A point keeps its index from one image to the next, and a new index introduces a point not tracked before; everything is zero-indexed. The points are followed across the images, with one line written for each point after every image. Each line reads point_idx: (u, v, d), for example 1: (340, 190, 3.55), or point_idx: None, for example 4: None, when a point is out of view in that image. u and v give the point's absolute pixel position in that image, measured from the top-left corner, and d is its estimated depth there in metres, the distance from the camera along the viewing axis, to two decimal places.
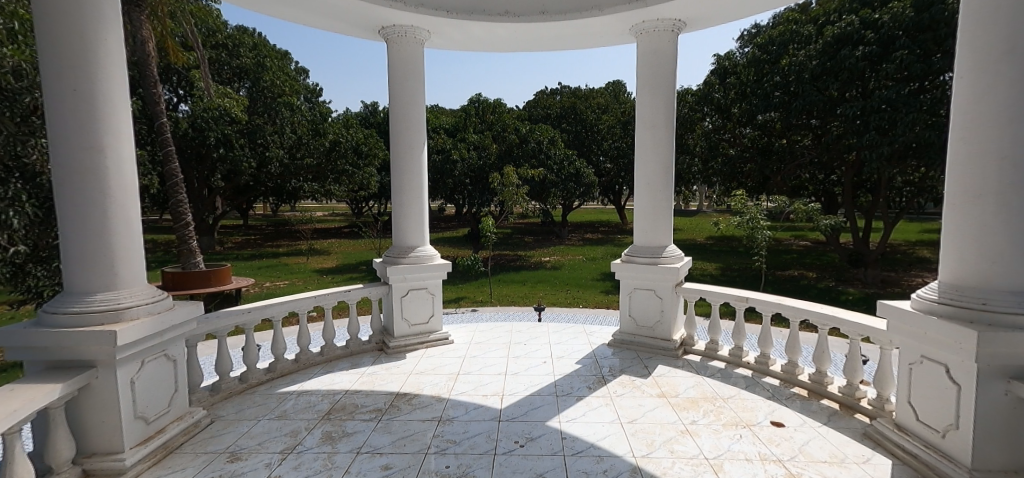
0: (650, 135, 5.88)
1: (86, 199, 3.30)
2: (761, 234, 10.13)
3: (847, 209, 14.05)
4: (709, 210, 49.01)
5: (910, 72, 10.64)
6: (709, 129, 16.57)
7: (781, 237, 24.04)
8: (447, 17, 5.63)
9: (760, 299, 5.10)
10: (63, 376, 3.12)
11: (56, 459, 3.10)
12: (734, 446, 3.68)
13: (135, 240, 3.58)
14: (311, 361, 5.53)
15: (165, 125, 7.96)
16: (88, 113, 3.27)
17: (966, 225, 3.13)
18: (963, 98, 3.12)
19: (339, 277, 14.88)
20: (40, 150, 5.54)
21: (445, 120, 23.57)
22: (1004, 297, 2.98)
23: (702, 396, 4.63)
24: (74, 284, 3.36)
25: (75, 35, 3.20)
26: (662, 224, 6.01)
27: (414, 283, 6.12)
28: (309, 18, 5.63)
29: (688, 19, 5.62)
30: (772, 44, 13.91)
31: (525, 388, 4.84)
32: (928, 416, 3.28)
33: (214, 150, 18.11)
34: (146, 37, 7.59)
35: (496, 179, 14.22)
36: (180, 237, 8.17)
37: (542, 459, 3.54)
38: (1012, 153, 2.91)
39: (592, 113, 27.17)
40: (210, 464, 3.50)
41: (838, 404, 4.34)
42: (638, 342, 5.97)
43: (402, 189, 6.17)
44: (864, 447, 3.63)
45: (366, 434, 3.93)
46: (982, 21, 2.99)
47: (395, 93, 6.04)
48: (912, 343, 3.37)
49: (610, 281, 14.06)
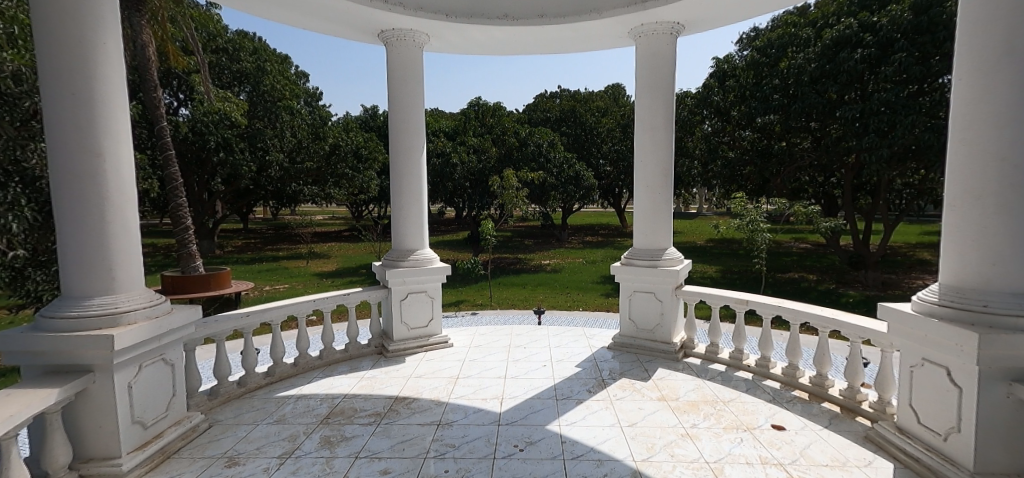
0: (650, 137, 5.88)
1: (84, 203, 3.30)
2: (761, 236, 10.13)
3: (846, 211, 14.04)
4: (709, 213, 49.15)
5: (909, 75, 10.66)
6: (708, 132, 16.59)
7: (781, 239, 24.06)
8: (446, 20, 5.63)
9: (760, 302, 5.08)
10: (61, 380, 3.10)
11: (54, 464, 3.08)
12: (735, 449, 3.66)
13: (133, 245, 3.57)
14: (310, 365, 5.51)
15: (166, 129, 7.96)
16: (87, 117, 3.26)
17: (966, 226, 3.12)
18: (961, 100, 3.12)
19: (339, 281, 14.87)
20: (39, 155, 5.60)
21: (445, 123, 23.63)
22: (1004, 298, 2.97)
23: (703, 399, 4.61)
24: (72, 288, 3.35)
25: (76, 40, 3.21)
26: (662, 226, 6.00)
27: (414, 286, 6.10)
28: (309, 22, 5.64)
29: (687, 21, 5.64)
30: (772, 47, 13.93)
31: (525, 391, 4.83)
32: (930, 419, 3.26)
33: (215, 154, 18.14)
34: (147, 41, 7.61)
35: (496, 182, 14.20)
36: (179, 240, 8.15)
37: (541, 463, 3.52)
38: (1011, 155, 2.91)
39: (592, 116, 27.24)
40: (209, 468, 3.49)
41: (839, 407, 4.32)
42: (639, 345, 5.95)
43: (401, 192, 6.16)
44: (865, 450, 3.61)
45: (365, 438, 3.92)
46: (982, 24, 2.98)
47: (395, 96, 6.03)
48: (912, 345, 3.36)
49: (610, 284, 14.04)
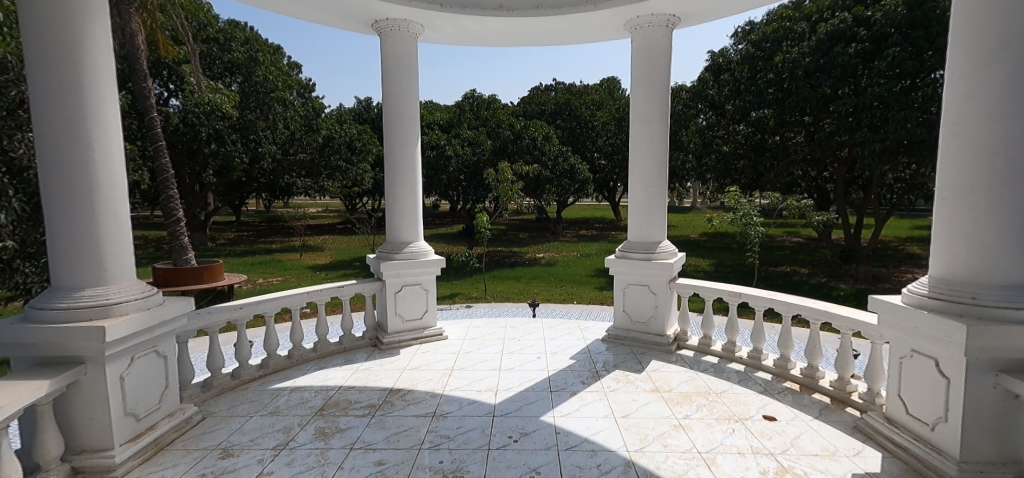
0: (646, 130, 5.87)
1: (75, 193, 3.26)
2: (755, 230, 10.14)
3: (839, 206, 14.13)
4: (705, 206, 49.36)
5: (903, 70, 10.69)
6: (703, 126, 16.63)
7: (775, 232, 24.24)
8: (440, 10, 5.55)
9: (753, 294, 5.11)
10: (50, 373, 3.07)
11: (45, 457, 3.07)
12: (727, 440, 3.70)
13: (125, 235, 3.53)
14: (304, 357, 5.49)
15: (157, 120, 7.83)
16: (77, 105, 3.22)
17: (956, 220, 3.15)
18: (953, 95, 3.14)
19: (334, 273, 14.83)
20: (25, 145, 5.38)
21: (440, 116, 23.40)
22: (993, 291, 3.01)
23: (695, 391, 4.64)
24: (61, 280, 3.32)
25: (63, 27, 3.15)
26: (657, 219, 6.02)
27: (409, 279, 6.10)
28: (301, 10, 5.56)
29: (683, 14, 5.62)
30: (767, 41, 13.88)
31: (519, 383, 4.85)
32: (918, 409, 3.31)
33: (206, 145, 17.98)
34: (136, 30, 7.47)
35: (492, 175, 14.09)
36: (171, 233, 8.04)
37: (536, 453, 3.54)
38: (1002, 149, 2.93)
39: (587, 109, 27.16)
40: (202, 461, 3.47)
41: (830, 398, 4.37)
42: (633, 337, 5.98)
43: (396, 183, 6.12)
44: (855, 441, 3.65)
45: (360, 430, 3.91)
46: (977, 18, 2.99)
47: (388, 86, 5.99)
48: (902, 336, 3.39)
49: (605, 277, 14.11)
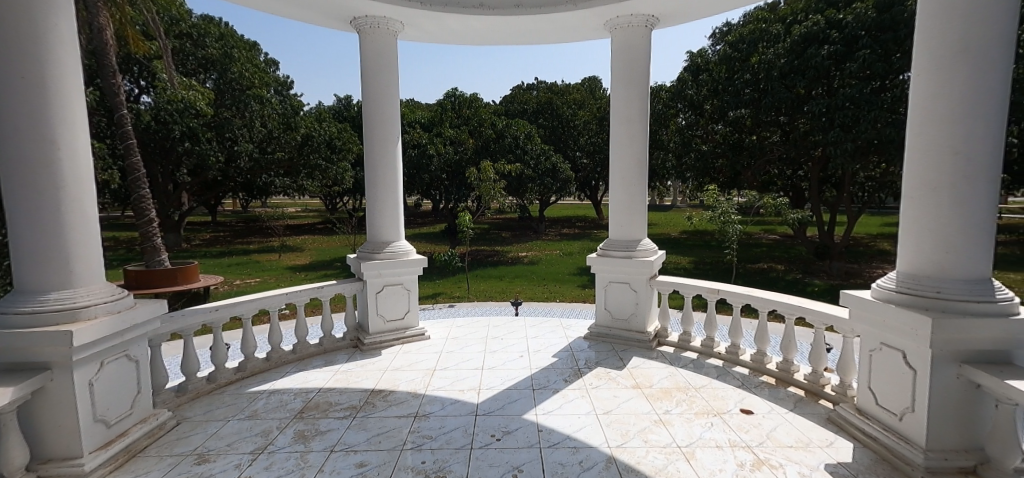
0: (626, 129, 5.93)
1: (39, 192, 3.14)
2: (733, 228, 10.33)
3: (814, 204, 14.48)
4: (685, 204, 50.22)
5: (873, 71, 11.02)
6: (682, 125, 16.87)
7: (752, 230, 24.74)
8: (421, 8, 5.51)
9: (731, 291, 5.21)
10: (15, 379, 2.96)
11: (9, 466, 2.95)
12: (705, 434, 3.77)
13: (93, 235, 3.42)
14: (283, 359, 5.40)
15: (127, 118, 7.60)
16: (39, 100, 3.10)
17: (922, 217, 3.26)
18: (919, 96, 3.25)
19: (314, 274, 14.63)
20: None
21: (421, 115, 23.22)
22: (956, 285, 3.13)
23: (675, 386, 4.71)
24: (26, 283, 3.20)
25: (23, 19, 3.02)
26: (637, 218, 6.09)
27: (390, 279, 6.04)
28: (278, 6, 5.45)
29: (661, 14, 5.68)
30: (744, 42, 14.14)
31: (501, 382, 4.85)
32: (887, 399, 3.42)
33: (179, 143, 17.50)
34: (104, 25, 7.24)
35: (473, 174, 14.06)
36: (143, 233, 7.82)
37: (518, 451, 3.55)
38: (963, 148, 3.06)
39: (569, 109, 27.30)
40: (176, 466, 3.40)
41: (804, 391, 4.48)
42: (614, 335, 6.03)
43: (376, 182, 6.06)
44: (828, 432, 3.75)
45: (341, 431, 3.88)
46: (940, 21, 3.09)
47: (368, 84, 5.92)
48: (872, 330, 3.50)
49: (587, 275, 14.21)
